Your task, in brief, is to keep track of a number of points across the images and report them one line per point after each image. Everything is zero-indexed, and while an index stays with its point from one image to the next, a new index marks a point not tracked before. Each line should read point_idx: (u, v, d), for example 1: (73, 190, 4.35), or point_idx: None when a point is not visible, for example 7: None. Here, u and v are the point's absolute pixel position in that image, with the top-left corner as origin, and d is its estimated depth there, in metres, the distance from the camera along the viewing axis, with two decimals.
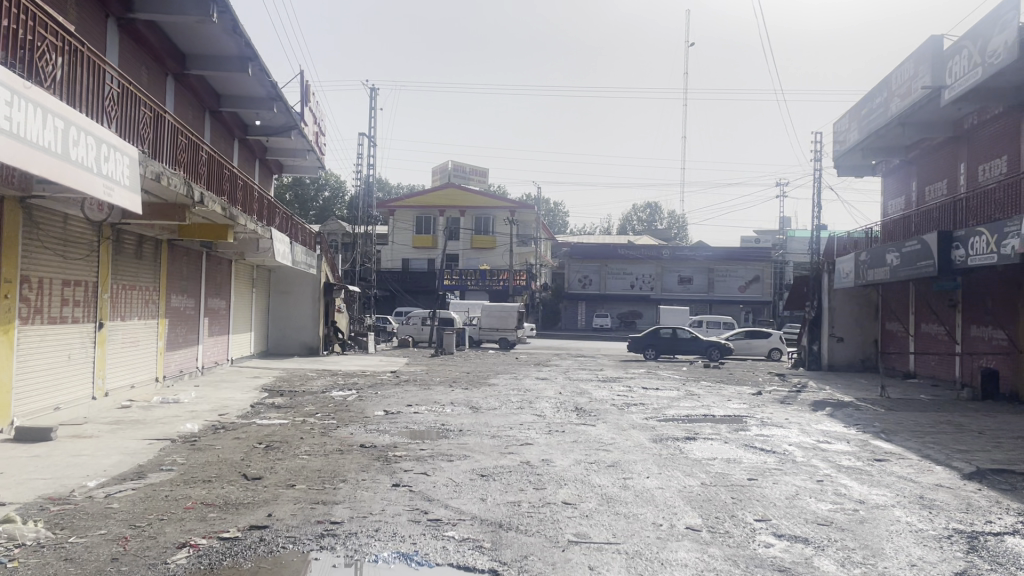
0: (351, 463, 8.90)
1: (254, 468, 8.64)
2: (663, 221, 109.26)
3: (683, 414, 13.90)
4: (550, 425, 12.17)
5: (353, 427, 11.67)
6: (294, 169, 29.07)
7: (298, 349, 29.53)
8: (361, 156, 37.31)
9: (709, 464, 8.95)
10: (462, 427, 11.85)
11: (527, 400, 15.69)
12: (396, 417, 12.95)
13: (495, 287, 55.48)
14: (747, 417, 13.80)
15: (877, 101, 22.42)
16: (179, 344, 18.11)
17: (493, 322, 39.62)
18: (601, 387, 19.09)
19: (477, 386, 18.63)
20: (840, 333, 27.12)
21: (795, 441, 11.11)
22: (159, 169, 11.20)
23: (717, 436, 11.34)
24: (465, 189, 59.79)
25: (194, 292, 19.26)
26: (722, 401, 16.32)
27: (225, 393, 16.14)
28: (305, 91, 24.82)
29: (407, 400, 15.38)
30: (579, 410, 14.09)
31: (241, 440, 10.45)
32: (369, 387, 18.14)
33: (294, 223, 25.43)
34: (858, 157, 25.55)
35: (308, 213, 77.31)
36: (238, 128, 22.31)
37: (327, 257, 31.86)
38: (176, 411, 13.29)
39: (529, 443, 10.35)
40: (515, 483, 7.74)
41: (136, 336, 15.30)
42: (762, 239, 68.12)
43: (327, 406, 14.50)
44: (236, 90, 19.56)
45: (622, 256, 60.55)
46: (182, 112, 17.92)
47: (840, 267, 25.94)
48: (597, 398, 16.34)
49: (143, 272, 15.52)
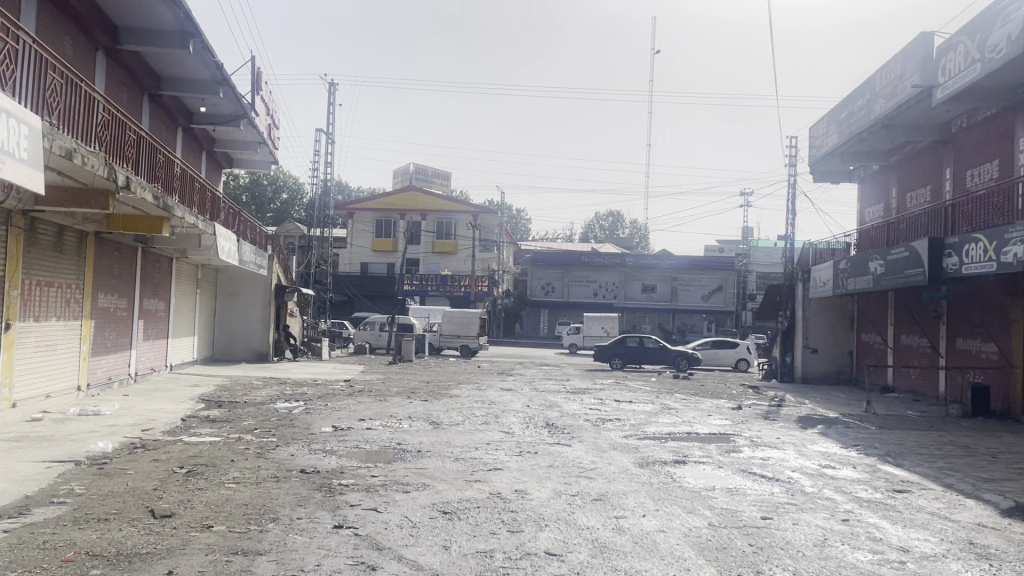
0: (287, 494, 7.41)
1: (166, 502, 7.09)
2: (625, 230, 108.76)
3: (664, 432, 12.66)
4: (520, 445, 10.80)
5: (295, 447, 10.16)
6: (246, 163, 27.47)
7: (245, 354, 27.79)
8: (320, 153, 35.67)
9: (712, 497, 7.66)
10: (422, 447, 10.41)
11: (493, 415, 14.31)
12: (346, 434, 11.44)
13: (456, 292, 54.12)
14: (735, 436, 12.59)
15: (860, 102, 21.67)
16: (107, 349, 16.38)
17: (454, 329, 38.15)
18: (571, 400, 17.76)
19: (438, 397, 17.20)
20: (814, 345, 26.21)
21: (798, 466, 9.87)
22: (70, 146, 9.68)
23: (709, 460, 10.07)
24: (427, 193, 58.02)
25: (127, 292, 17.54)
26: (704, 417, 15.10)
27: (155, 404, 14.42)
28: (257, 79, 23.21)
29: (361, 414, 13.88)
30: (551, 427, 12.74)
31: (161, 463, 8.87)
32: (319, 398, 16.59)
33: (242, 219, 23.74)
34: (836, 161, 24.83)
35: (265, 214, 75.01)
36: (182, 114, 20.65)
37: (281, 258, 30.15)
38: (93, 426, 11.58)
39: (497, 468, 8.97)
40: (486, 524, 6.36)
41: (53, 340, 13.59)
42: (726, 248, 67.77)
43: (269, 421, 12.91)
44: (179, 72, 17.98)
45: (585, 264, 59.47)
46: (116, 93, 16.28)
47: (815, 276, 25.09)
48: (569, 412, 15.01)
49: (63, 266, 13.82)
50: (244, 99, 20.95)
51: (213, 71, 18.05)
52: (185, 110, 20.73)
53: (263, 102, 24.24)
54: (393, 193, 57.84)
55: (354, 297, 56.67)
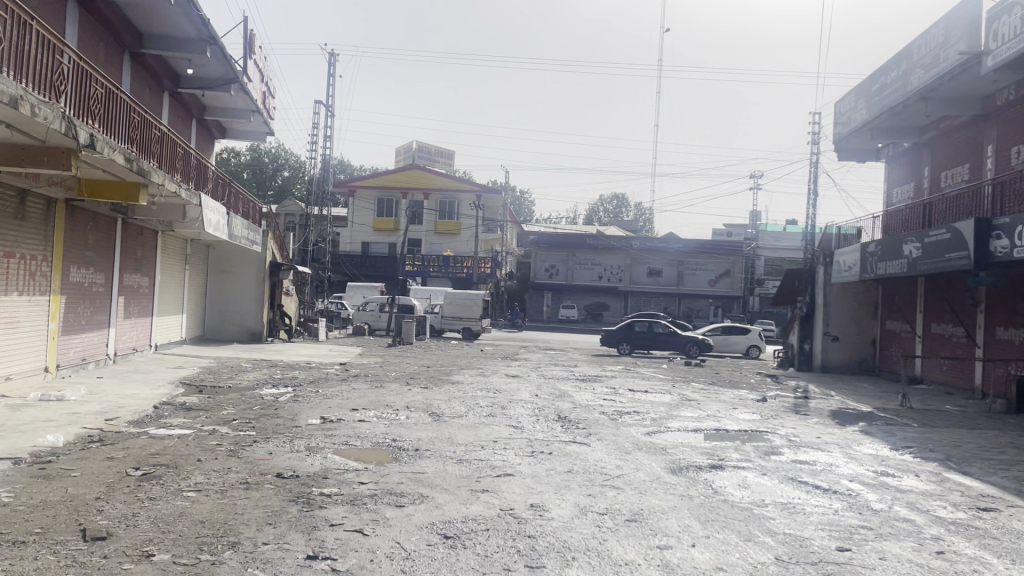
0: (256, 508, 6.13)
1: (107, 516, 5.82)
2: (630, 213, 107.13)
3: (689, 428, 11.40)
4: (532, 443, 9.52)
5: (275, 443, 8.86)
6: (239, 134, 26.15)
7: (238, 335, 26.55)
8: (318, 127, 34.29)
9: (770, 517, 6.36)
10: (421, 445, 9.13)
11: (499, 405, 13.03)
12: (335, 427, 10.16)
13: (458, 273, 52.84)
14: (769, 433, 11.32)
15: (895, 74, 20.31)
16: (81, 327, 15.10)
17: (455, 311, 36.85)
18: (582, 388, 16.48)
19: (438, 384, 15.92)
20: (835, 332, 24.88)
21: (853, 474, 8.61)
22: (16, 94, 8.30)
23: (750, 465, 8.81)
24: (429, 170, 56.59)
25: (105, 266, 16.26)
26: (729, 410, 13.84)
27: (130, 389, 13.13)
28: (250, 42, 21.80)
29: (354, 402, 12.59)
30: (564, 421, 11.46)
31: (112, 463, 7.58)
32: (310, 383, 15.32)
33: (232, 190, 22.41)
34: (863, 139, 23.49)
35: (266, 192, 73.75)
36: (168, 76, 19.25)
37: (277, 234, 28.79)
38: (51, 414, 10.27)
39: (508, 474, 7.68)
40: (497, 555, 5.08)
41: (16, 317, 12.29)
42: (734, 231, 66.29)
43: (252, 410, 11.63)
44: (163, 27, 16.57)
45: (590, 246, 58.13)
46: (90, 48, 14.87)
47: (840, 259, 23.74)
48: (583, 403, 13.73)
49: (27, 236, 12.49)
50: (234, 62, 19.58)
51: (199, 27, 16.65)
52: (172, 73, 19.34)
53: (256, 67, 22.89)
54: (396, 170, 56.33)
55: (353, 277, 55.15)
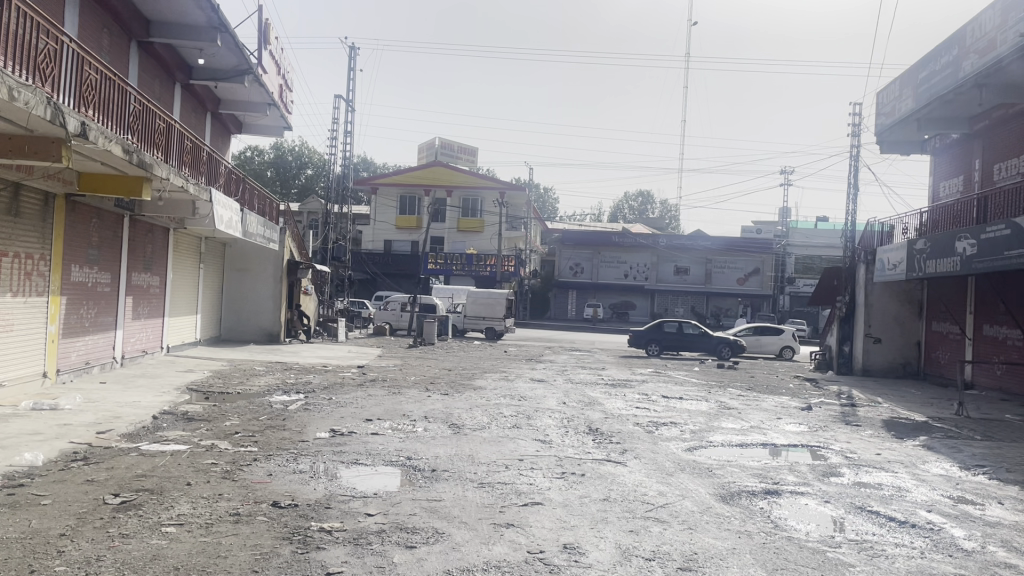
0: (242, 549, 5.23)
1: (63, 560, 4.94)
2: (655, 210, 105.49)
3: (732, 442, 10.41)
4: (562, 462, 8.54)
5: (277, 462, 7.98)
6: (256, 129, 25.45)
7: (256, 336, 25.89)
8: (339, 122, 33.55)
9: (849, 563, 5.35)
10: (438, 465, 8.20)
11: (525, 415, 12.08)
12: (345, 442, 9.25)
13: (481, 272, 51.97)
14: (821, 449, 10.30)
15: (945, 60, 19.15)
16: (84, 330, 14.36)
17: (479, 310, 35.97)
18: (612, 395, 15.49)
19: (459, 390, 15.01)
20: (876, 333, 23.66)
21: (928, 503, 7.58)
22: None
23: (810, 491, 7.80)
24: (453, 167, 55.70)
25: (111, 265, 15.52)
26: (774, 421, 12.76)
27: (131, 396, 12.31)
28: (266, 33, 21.07)
29: (368, 412, 11.70)
30: (597, 434, 10.50)
31: (89, 489, 6.73)
32: (324, 390, 14.45)
33: (246, 186, 21.66)
34: (909, 129, 22.29)
35: (290, 191, 73.48)
36: (180, 68, 18.55)
37: (296, 233, 28.12)
38: (39, 426, 9.46)
39: (536, 503, 6.73)
40: None
41: (10, 321, 11.53)
42: (764, 229, 64.77)
43: (257, 420, 10.77)
44: (171, 14, 15.82)
45: (615, 244, 57.05)
46: (94, 35, 14.11)
47: (882, 257, 22.52)
48: (616, 412, 12.74)
49: (23, 232, 11.70)
50: (248, 53, 18.84)
51: (209, 14, 15.89)
52: (183, 64, 18.62)
53: (272, 59, 22.17)
54: (418, 168, 55.50)
55: (376, 276, 55.31)
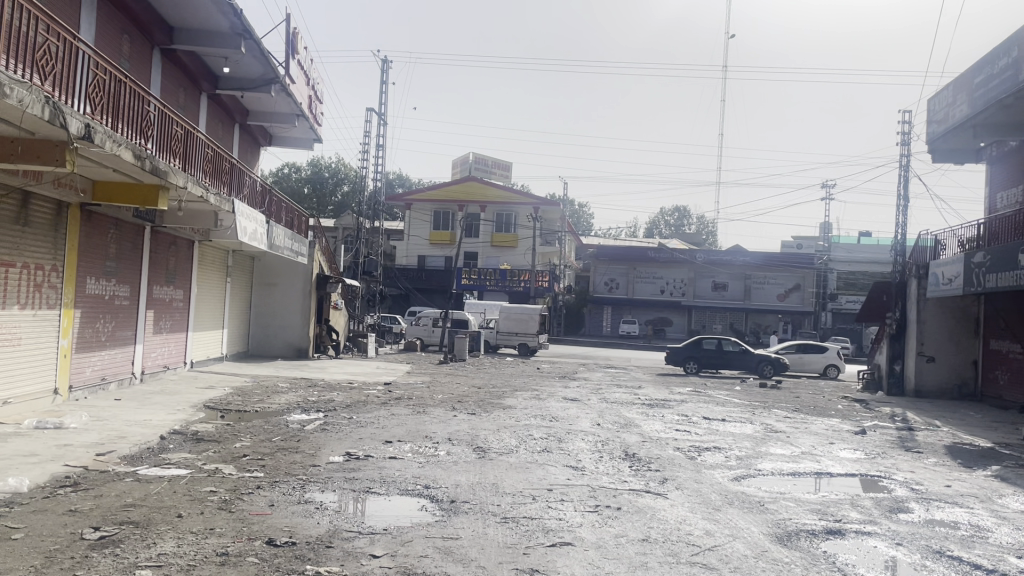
0: None
1: None
2: (692, 226, 104.03)
3: (783, 470, 9.49)
4: (595, 493, 7.69)
5: (281, 491, 7.27)
6: (287, 141, 25.10)
7: (283, 351, 25.41)
8: (371, 136, 33.20)
9: None
10: (457, 495, 7.42)
11: (557, 438, 11.24)
12: (359, 468, 8.51)
13: (515, 288, 51.32)
14: (882, 480, 9.32)
15: (1003, 63, 18.08)
16: (100, 344, 13.87)
17: (512, 326, 35.23)
18: (650, 415, 14.58)
19: (488, 410, 14.21)
20: (930, 352, 22.40)
21: (1018, 547, 6.59)
22: None
23: (878, 531, 6.86)
24: (486, 182, 55.17)
25: (130, 277, 15.06)
26: (827, 446, 11.76)
27: (142, 414, 11.72)
28: (294, 43, 20.70)
29: (389, 433, 10.97)
30: (635, 460, 9.64)
31: (69, 521, 6.06)
32: (345, 408, 13.77)
33: (273, 199, 21.17)
34: (964, 136, 21.14)
35: (326, 208, 73.82)
36: (205, 77, 18.17)
37: (326, 248, 27.68)
38: (37, 447, 8.85)
39: (566, 543, 5.91)
40: None
41: (18, 335, 11.02)
42: (805, 244, 63.13)
43: (270, 441, 10.09)
44: (194, 20, 15.40)
45: (652, 259, 55.94)
46: (113, 40, 13.69)
47: (936, 271, 21.31)
48: (654, 436, 11.85)
49: (32, 242, 11.20)
50: (274, 61, 18.42)
51: (232, 19, 15.49)
52: (208, 73, 18.26)
53: (300, 69, 21.80)
54: (451, 183, 55.10)
55: (409, 291, 54.93)
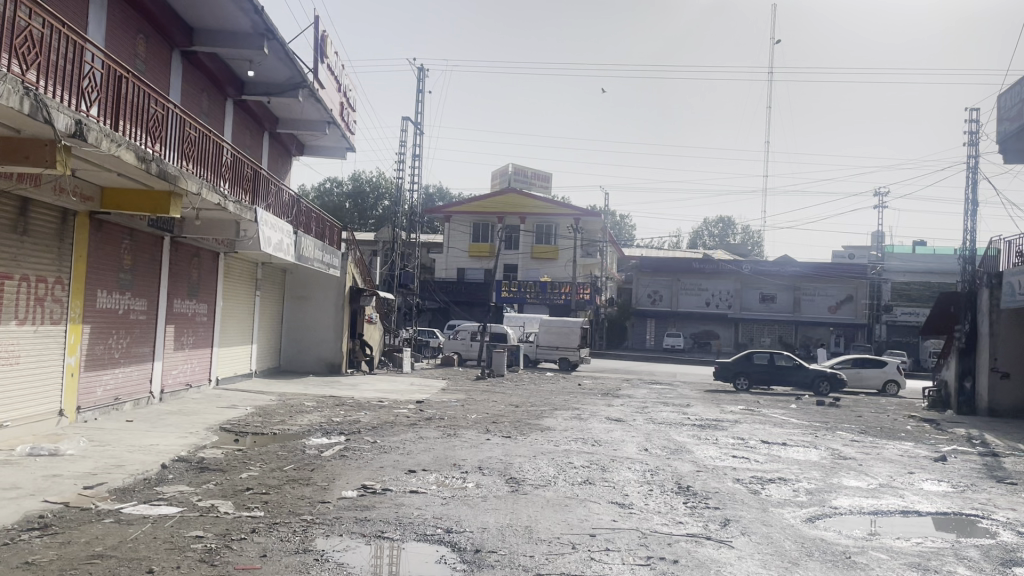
0: None
1: None
2: (737, 237, 101.75)
3: (863, 509, 8.16)
4: (646, 541, 6.51)
5: (277, 537, 6.22)
6: (319, 150, 24.40)
7: (315, 366, 24.57)
8: (408, 146, 32.43)
9: None
10: (484, 543, 6.30)
11: (601, 466, 10.06)
12: (373, 505, 7.44)
13: (556, 300, 50.15)
14: (983, 521, 7.94)
15: None
16: (114, 361, 13.08)
17: (553, 339, 34.08)
18: (702, 439, 13.30)
19: (525, 432, 13.07)
20: (1005, 368, 20.66)
21: None
22: None
23: None
24: (527, 194, 54.10)
25: (148, 291, 14.30)
26: (908, 477, 10.38)
27: (151, 438, 10.84)
28: (322, 48, 19.91)
29: (414, 461, 9.91)
30: (691, 496, 8.41)
31: None
32: (369, 430, 12.76)
33: (302, 209, 20.39)
34: None
35: (367, 221, 73.55)
36: (230, 81, 17.44)
37: (360, 260, 26.89)
38: (20, 478, 7.96)
39: None
40: None
41: (16, 352, 10.22)
42: (857, 253, 60.89)
43: (281, 471, 9.10)
44: (214, 19, 14.65)
45: (696, 271, 54.35)
46: (127, 39, 12.96)
47: (1012, 280, 19.61)
48: (709, 464, 10.58)
49: (32, 253, 10.42)
50: (302, 64, 17.65)
51: (253, 17, 14.68)
52: (233, 77, 17.54)
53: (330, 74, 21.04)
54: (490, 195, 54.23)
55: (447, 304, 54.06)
